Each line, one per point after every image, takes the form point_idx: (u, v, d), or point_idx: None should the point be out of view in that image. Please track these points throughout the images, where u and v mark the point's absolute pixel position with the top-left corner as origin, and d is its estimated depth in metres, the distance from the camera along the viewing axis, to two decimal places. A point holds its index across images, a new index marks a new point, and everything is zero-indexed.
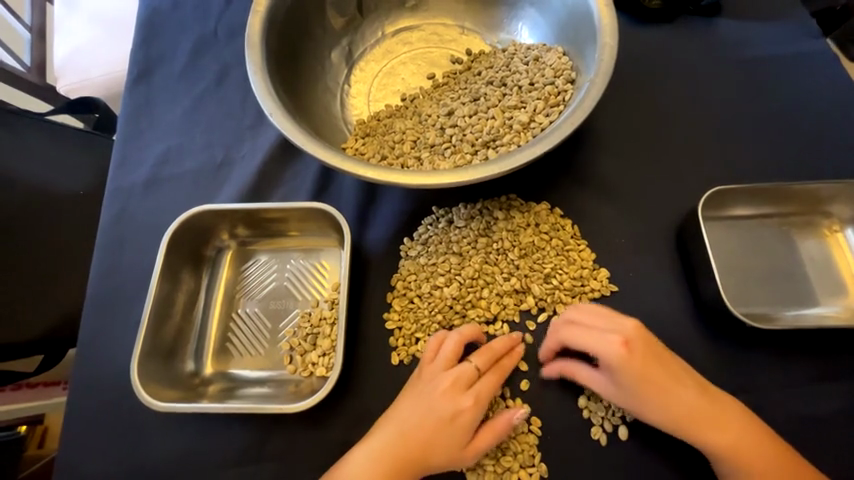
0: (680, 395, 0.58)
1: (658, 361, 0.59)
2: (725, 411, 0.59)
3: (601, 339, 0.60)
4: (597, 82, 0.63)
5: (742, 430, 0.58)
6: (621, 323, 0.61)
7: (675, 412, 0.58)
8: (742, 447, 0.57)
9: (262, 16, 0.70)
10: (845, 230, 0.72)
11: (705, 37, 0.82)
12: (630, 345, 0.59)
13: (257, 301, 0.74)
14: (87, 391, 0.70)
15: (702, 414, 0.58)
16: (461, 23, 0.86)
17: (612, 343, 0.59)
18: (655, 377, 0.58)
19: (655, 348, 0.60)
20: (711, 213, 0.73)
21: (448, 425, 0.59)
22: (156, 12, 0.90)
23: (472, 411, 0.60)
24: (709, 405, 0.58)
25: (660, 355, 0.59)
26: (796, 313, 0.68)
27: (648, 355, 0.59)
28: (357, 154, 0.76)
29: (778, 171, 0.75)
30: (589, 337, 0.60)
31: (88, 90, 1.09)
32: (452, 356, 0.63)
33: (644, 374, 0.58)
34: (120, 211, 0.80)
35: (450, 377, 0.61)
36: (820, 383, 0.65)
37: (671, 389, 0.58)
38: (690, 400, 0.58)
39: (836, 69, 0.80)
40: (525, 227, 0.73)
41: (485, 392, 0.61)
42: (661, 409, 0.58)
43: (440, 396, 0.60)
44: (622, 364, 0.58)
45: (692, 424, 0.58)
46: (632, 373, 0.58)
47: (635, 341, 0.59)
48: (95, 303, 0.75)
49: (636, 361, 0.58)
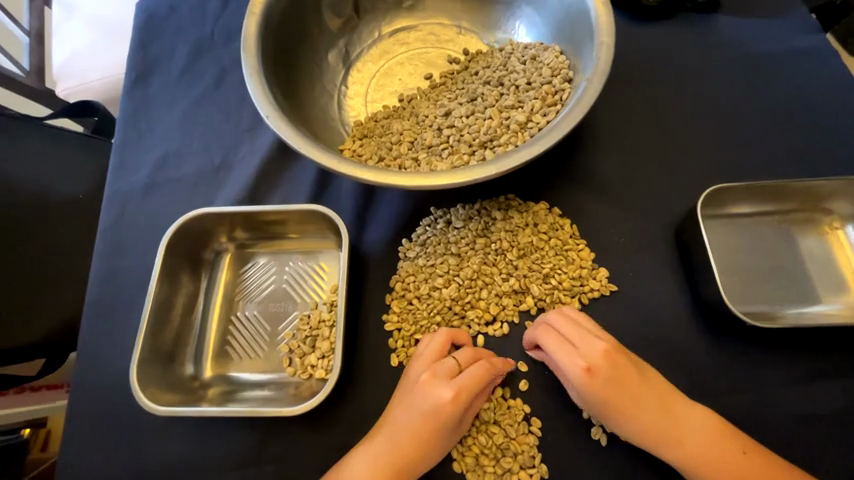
0: (641, 416, 0.58)
1: (623, 384, 0.59)
2: (687, 427, 0.59)
3: (566, 357, 0.59)
4: (594, 81, 0.63)
5: (706, 446, 0.58)
6: (591, 344, 0.60)
7: (636, 430, 0.59)
8: (699, 463, 0.58)
9: (257, 18, 0.70)
10: (846, 227, 0.71)
11: (703, 34, 0.82)
12: (592, 371, 0.58)
13: (256, 303, 0.74)
14: (87, 396, 0.70)
15: (662, 433, 0.58)
16: (458, 23, 0.85)
17: (574, 365, 0.59)
18: (616, 399, 0.58)
19: (622, 374, 0.59)
20: (710, 212, 0.72)
21: (429, 418, 0.59)
22: (153, 15, 0.90)
23: (452, 403, 0.59)
24: (670, 424, 0.58)
25: (628, 377, 0.59)
26: (797, 311, 0.67)
27: (610, 379, 0.58)
28: (355, 155, 0.76)
29: (779, 168, 0.75)
30: (556, 350, 0.60)
31: (87, 94, 1.09)
32: (436, 352, 0.63)
33: (604, 397, 0.58)
34: (119, 215, 0.80)
35: (431, 370, 0.61)
36: (821, 382, 0.64)
37: (631, 408, 0.58)
38: (649, 419, 0.58)
39: (836, 65, 0.79)
40: (524, 227, 0.73)
41: (467, 384, 0.59)
42: (618, 425, 0.59)
43: (420, 389, 0.60)
44: (579, 385, 0.59)
45: (649, 440, 0.59)
46: (590, 394, 0.59)
47: (599, 366, 0.58)
48: (95, 307, 0.75)
49: (597, 385, 0.58)
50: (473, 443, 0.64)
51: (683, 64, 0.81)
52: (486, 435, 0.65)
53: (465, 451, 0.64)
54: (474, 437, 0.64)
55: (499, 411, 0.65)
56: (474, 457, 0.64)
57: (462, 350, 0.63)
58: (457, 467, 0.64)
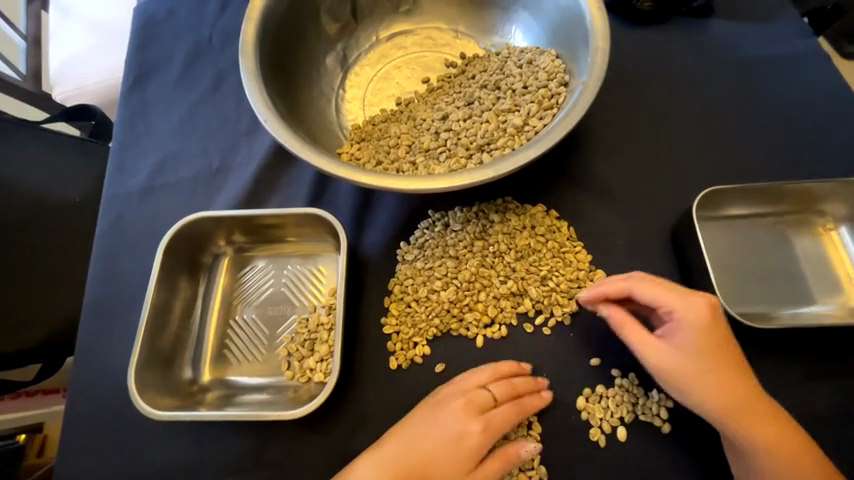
0: (739, 380, 0.57)
1: (726, 342, 0.59)
2: (775, 407, 0.57)
3: (683, 299, 0.59)
4: (590, 84, 0.63)
5: (789, 429, 0.57)
6: (701, 293, 0.61)
7: (733, 397, 0.57)
8: (785, 443, 0.56)
9: (255, 23, 0.70)
10: (840, 228, 0.72)
11: (698, 38, 0.83)
12: (714, 308, 0.59)
13: (254, 307, 0.74)
14: (84, 401, 0.70)
15: (758, 406, 0.57)
16: (455, 27, 0.86)
17: (699, 302, 0.59)
18: (722, 352, 0.58)
19: (729, 326, 0.60)
20: (706, 214, 0.73)
21: (454, 446, 0.59)
22: (150, 20, 0.90)
23: (480, 435, 0.60)
24: (761, 399, 0.57)
25: (732, 342, 0.59)
26: (792, 311, 0.68)
27: (724, 330, 0.59)
28: (353, 159, 0.76)
29: (773, 170, 0.76)
30: (667, 289, 0.60)
31: (85, 97, 1.09)
32: (477, 383, 0.63)
33: (718, 347, 0.58)
34: (117, 219, 0.80)
35: (465, 397, 0.61)
36: (817, 382, 0.65)
37: (728, 367, 0.57)
38: (745, 385, 0.57)
39: (828, 68, 0.80)
40: (521, 230, 0.73)
41: (498, 419, 0.61)
42: (719, 387, 0.57)
43: (451, 414, 0.60)
44: (703, 323, 0.58)
45: (743, 410, 0.56)
46: (712, 337, 0.58)
47: (718, 307, 0.60)
48: (92, 312, 0.75)
49: (714, 332, 0.58)
50: None
51: (678, 67, 0.81)
52: None
53: None
54: None
55: None
56: None
57: (499, 383, 0.63)
58: None
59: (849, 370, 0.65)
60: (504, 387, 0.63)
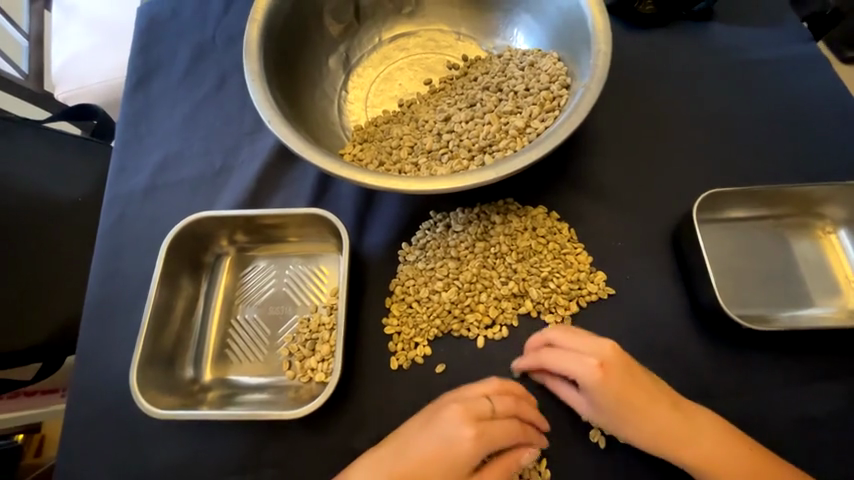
0: (653, 417, 0.59)
1: (635, 385, 0.59)
2: (696, 425, 0.60)
3: (576, 363, 0.60)
4: (592, 87, 0.64)
5: (716, 442, 0.59)
6: (598, 344, 0.61)
7: (649, 433, 0.59)
8: (715, 459, 0.59)
9: (259, 24, 0.71)
10: (839, 231, 0.72)
11: (699, 42, 0.83)
12: (605, 368, 0.59)
13: (256, 306, 0.74)
14: (85, 400, 0.70)
15: (676, 430, 0.59)
16: (457, 29, 0.86)
17: (588, 366, 0.60)
18: (631, 398, 0.59)
19: (633, 371, 0.60)
20: (706, 216, 0.73)
21: (447, 451, 0.57)
22: (154, 20, 0.91)
23: (473, 444, 0.57)
24: (683, 424, 0.59)
25: (639, 381, 0.60)
26: (792, 314, 0.68)
27: (624, 376, 0.59)
28: (355, 160, 0.76)
29: (773, 173, 0.76)
30: (564, 358, 0.61)
31: (87, 97, 1.09)
32: (479, 392, 0.61)
33: (621, 397, 0.59)
34: (119, 218, 0.80)
35: (463, 404, 0.59)
36: (816, 384, 0.65)
37: (644, 408, 0.59)
38: (661, 418, 0.59)
39: (827, 72, 0.80)
40: (522, 231, 0.74)
41: (495, 432, 0.58)
42: (634, 429, 0.59)
43: (449, 418, 0.58)
44: (597, 386, 0.59)
45: (665, 444, 0.59)
46: (610, 395, 0.59)
47: (611, 362, 0.59)
48: (94, 311, 0.75)
49: (612, 385, 0.59)
50: None
51: (679, 70, 0.82)
52: None
53: None
54: None
55: None
56: None
57: (502, 396, 0.60)
58: None
59: (847, 372, 0.66)
60: (507, 402, 0.60)
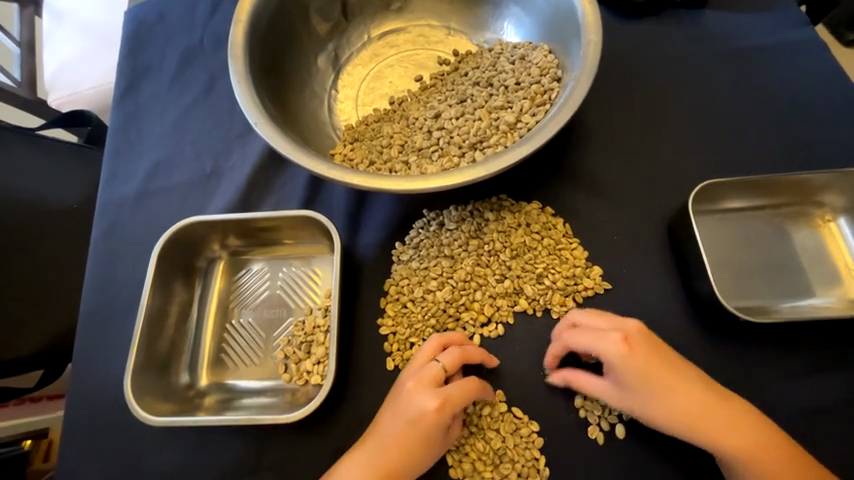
0: (687, 394, 0.58)
1: (664, 360, 0.59)
2: (734, 410, 0.58)
3: (600, 337, 0.60)
4: (582, 79, 0.63)
5: (756, 430, 0.57)
6: (623, 321, 0.61)
7: (685, 412, 0.58)
8: (751, 448, 0.57)
9: (245, 24, 0.70)
10: (838, 219, 0.71)
11: (692, 30, 0.82)
12: (629, 340, 0.59)
13: (251, 310, 0.74)
14: (82, 408, 0.70)
15: (713, 412, 0.58)
16: (447, 24, 0.85)
17: (611, 340, 0.59)
18: (660, 374, 0.58)
19: (659, 348, 0.60)
20: (703, 207, 0.72)
21: (412, 426, 0.59)
22: (141, 23, 0.90)
23: (437, 412, 0.59)
24: (719, 406, 0.58)
25: (666, 356, 0.60)
26: (792, 304, 0.67)
27: (650, 350, 0.59)
28: (345, 160, 0.76)
29: (770, 162, 0.75)
30: (588, 336, 0.61)
31: (80, 103, 1.08)
32: (426, 357, 0.63)
33: (649, 371, 0.58)
34: (112, 225, 0.80)
35: (414, 377, 0.61)
36: (816, 375, 0.64)
37: (674, 388, 0.58)
38: (694, 397, 0.58)
39: (824, 57, 0.79)
40: (516, 227, 0.73)
41: (454, 395, 0.60)
42: (666, 409, 0.58)
43: (406, 396, 0.60)
44: (625, 359, 0.58)
45: (700, 427, 0.58)
46: (638, 369, 0.58)
47: (634, 337, 0.60)
48: (89, 319, 0.75)
49: (637, 357, 0.58)
50: (471, 449, 0.65)
51: (673, 59, 0.80)
52: (484, 441, 0.65)
53: (463, 458, 0.64)
54: (472, 443, 0.65)
55: (496, 418, 0.65)
56: (471, 463, 0.64)
57: (447, 353, 0.63)
58: (455, 473, 0.64)
59: (847, 362, 0.65)
60: (453, 355, 0.63)
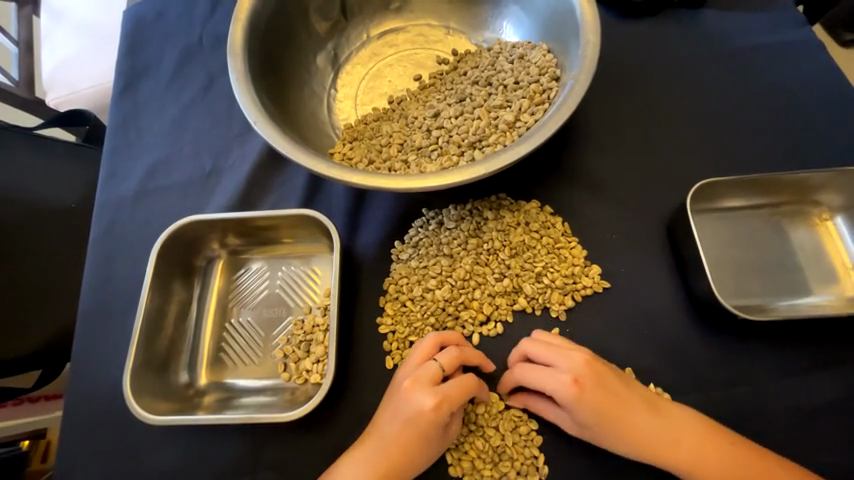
0: (636, 422, 0.59)
1: (612, 393, 0.59)
2: (682, 428, 0.59)
3: (551, 379, 0.60)
4: (581, 78, 0.63)
5: (702, 446, 0.58)
6: (570, 356, 0.61)
7: (636, 440, 0.59)
8: (700, 463, 0.58)
9: (244, 23, 0.70)
10: (836, 219, 0.71)
11: (691, 29, 0.82)
12: (578, 383, 0.59)
13: (250, 309, 0.74)
14: (82, 407, 0.70)
15: (661, 436, 0.59)
16: (447, 23, 0.85)
17: (562, 382, 0.59)
18: (610, 407, 0.59)
19: (608, 380, 0.60)
20: (701, 206, 0.73)
21: (411, 424, 0.59)
22: (140, 22, 0.90)
23: (435, 411, 0.59)
24: (666, 427, 0.59)
25: (614, 387, 0.60)
26: (790, 303, 0.68)
27: (598, 387, 0.59)
28: (345, 159, 0.76)
29: (768, 161, 0.75)
30: (536, 377, 0.61)
31: (78, 102, 1.08)
32: (423, 356, 0.63)
33: (600, 408, 0.59)
34: (111, 223, 0.80)
35: (412, 376, 0.61)
36: (815, 374, 0.64)
37: (626, 417, 0.59)
38: (644, 423, 0.59)
39: (822, 57, 0.79)
40: (515, 226, 0.73)
41: (452, 393, 0.60)
42: (620, 439, 0.59)
43: (404, 395, 0.60)
44: (575, 401, 0.59)
45: (652, 451, 0.59)
46: (589, 409, 0.59)
47: (584, 375, 0.59)
48: (88, 318, 0.75)
49: (587, 397, 0.59)
50: (470, 447, 0.65)
51: (672, 59, 0.81)
52: (483, 439, 0.65)
53: (462, 456, 0.64)
54: (471, 442, 0.65)
55: (495, 417, 0.66)
56: (470, 461, 0.64)
57: (445, 351, 0.63)
58: (454, 471, 0.64)
59: (846, 361, 0.65)
60: (450, 354, 0.63)
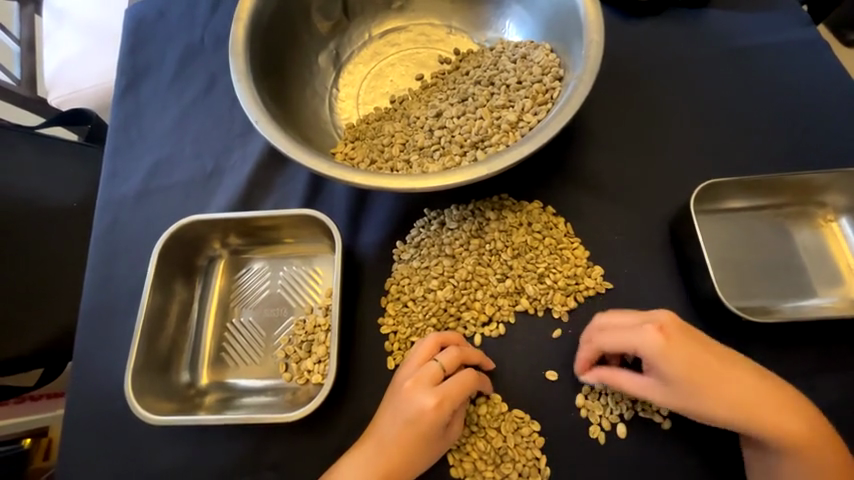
0: (732, 381, 0.57)
1: (702, 348, 0.58)
2: (777, 393, 0.57)
3: (636, 332, 0.58)
4: (584, 79, 0.63)
5: (798, 415, 0.56)
6: (653, 315, 0.60)
7: (735, 400, 0.56)
8: (798, 432, 0.56)
9: (245, 22, 0.70)
10: (840, 219, 0.71)
11: (694, 29, 0.82)
12: (666, 331, 0.58)
13: (251, 309, 0.74)
14: (83, 407, 0.70)
15: (759, 398, 0.56)
16: (449, 23, 0.85)
17: (650, 332, 0.58)
18: (701, 364, 0.57)
19: (694, 333, 0.58)
20: (705, 207, 0.72)
21: (411, 425, 0.59)
22: (142, 21, 0.90)
23: (436, 410, 0.59)
24: (764, 389, 0.57)
25: (703, 345, 0.58)
26: (793, 304, 0.67)
27: (687, 340, 0.57)
28: (347, 159, 0.76)
29: (772, 161, 0.75)
30: (623, 332, 0.59)
31: (80, 102, 1.08)
32: (423, 356, 0.62)
33: (691, 362, 0.57)
34: (112, 223, 0.80)
35: (413, 376, 0.61)
36: (818, 375, 0.64)
37: (719, 375, 0.57)
38: (741, 382, 0.57)
39: (826, 57, 0.79)
40: (517, 227, 0.73)
41: (452, 393, 0.59)
42: (716, 398, 0.56)
43: (404, 395, 0.60)
44: (664, 352, 0.57)
45: (752, 413, 0.56)
46: (680, 357, 0.56)
47: (670, 326, 0.58)
48: (89, 318, 0.75)
49: (677, 348, 0.57)
50: (472, 448, 0.64)
51: (675, 59, 0.80)
52: (484, 440, 0.65)
53: (464, 457, 0.64)
54: (473, 443, 0.65)
55: (497, 418, 0.65)
56: (472, 462, 0.64)
57: (445, 351, 0.62)
58: (456, 472, 0.64)
59: (850, 362, 0.64)
60: (450, 354, 0.62)
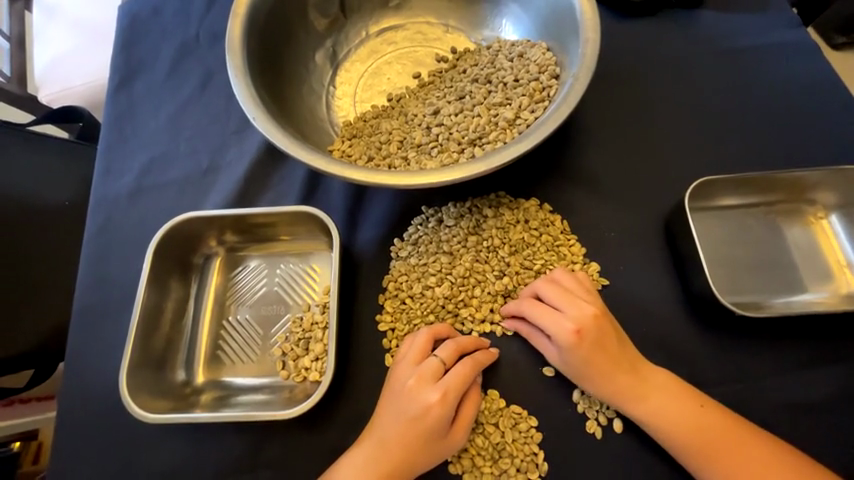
0: (619, 377, 0.61)
1: (608, 350, 0.61)
2: (664, 388, 0.61)
3: (554, 322, 0.62)
4: (581, 76, 0.63)
5: (676, 408, 0.60)
6: (582, 308, 0.62)
7: (615, 390, 0.61)
8: (671, 422, 0.60)
9: (242, 18, 0.70)
10: (830, 217, 0.72)
11: (687, 30, 0.83)
12: (580, 334, 0.61)
13: (248, 307, 0.73)
14: (76, 407, 0.69)
15: (637, 392, 0.61)
16: (446, 21, 0.85)
17: (563, 329, 0.61)
18: (602, 361, 0.61)
19: (608, 335, 0.62)
20: (698, 204, 0.73)
21: (416, 422, 0.59)
22: (136, 17, 0.90)
23: (441, 404, 0.60)
24: (647, 387, 0.61)
25: (612, 346, 0.61)
26: (786, 300, 0.68)
27: (597, 342, 0.61)
28: (344, 156, 0.76)
29: (764, 160, 0.76)
30: (541, 317, 0.63)
31: (71, 99, 1.07)
32: (421, 353, 0.63)
33: (589, 359, 0.61)
34: (106, 220, 0.79)
35: (416, 374, 0.61)
36: (811, 370, 0.65)
37: (609, 372, 0.61)
38: (627, 379, 0.61)
39: (817, 58, 0.80)
40: (515, 224, 0.73)
41: (455, 386, 0.61)
42: (599, 386, 0.62)
43: (408, 393, 0.60)
44: (568, 348, 0.61)
45: (627, 401, 0.61)
46: (579, 357, 0.61)
47: (587, 329, 0.61)
48: (82, 316, 0.74)
49: (583, 347, 0.61)
50: (470, 445, 0.65)
51: (669, 59, 0.81)
52: (483, 437, 0.65)
53: (462, 454, 0.64)
54: (471, 439, 0.65)
55: (495, 414, 0.65)
56: (470, 459, 0.64)
57: (442, 346, 0.64)
58: (454, 469, 0.64)
59: (841, 357, 0.65)
60: (448, 349, 0.64)
